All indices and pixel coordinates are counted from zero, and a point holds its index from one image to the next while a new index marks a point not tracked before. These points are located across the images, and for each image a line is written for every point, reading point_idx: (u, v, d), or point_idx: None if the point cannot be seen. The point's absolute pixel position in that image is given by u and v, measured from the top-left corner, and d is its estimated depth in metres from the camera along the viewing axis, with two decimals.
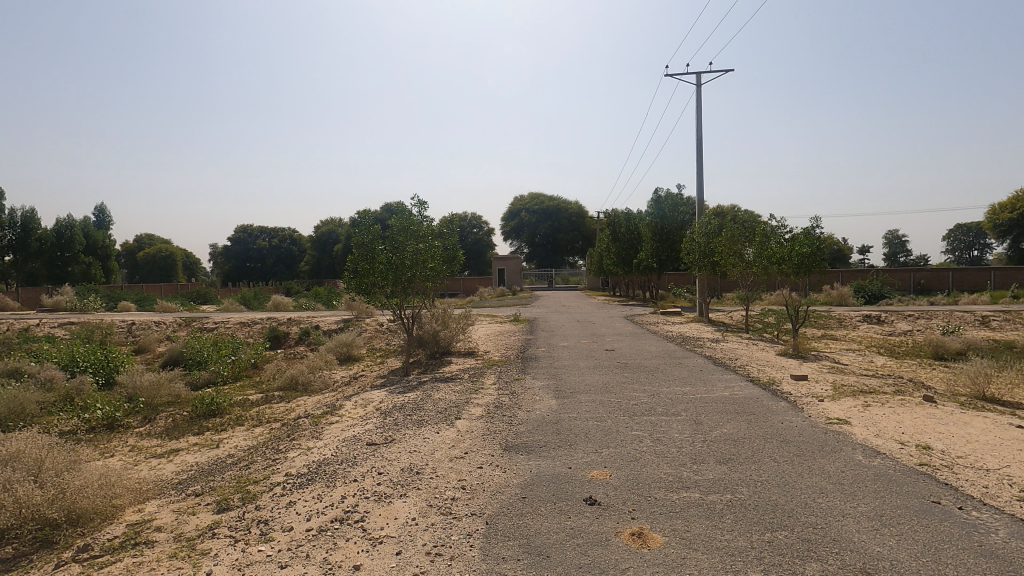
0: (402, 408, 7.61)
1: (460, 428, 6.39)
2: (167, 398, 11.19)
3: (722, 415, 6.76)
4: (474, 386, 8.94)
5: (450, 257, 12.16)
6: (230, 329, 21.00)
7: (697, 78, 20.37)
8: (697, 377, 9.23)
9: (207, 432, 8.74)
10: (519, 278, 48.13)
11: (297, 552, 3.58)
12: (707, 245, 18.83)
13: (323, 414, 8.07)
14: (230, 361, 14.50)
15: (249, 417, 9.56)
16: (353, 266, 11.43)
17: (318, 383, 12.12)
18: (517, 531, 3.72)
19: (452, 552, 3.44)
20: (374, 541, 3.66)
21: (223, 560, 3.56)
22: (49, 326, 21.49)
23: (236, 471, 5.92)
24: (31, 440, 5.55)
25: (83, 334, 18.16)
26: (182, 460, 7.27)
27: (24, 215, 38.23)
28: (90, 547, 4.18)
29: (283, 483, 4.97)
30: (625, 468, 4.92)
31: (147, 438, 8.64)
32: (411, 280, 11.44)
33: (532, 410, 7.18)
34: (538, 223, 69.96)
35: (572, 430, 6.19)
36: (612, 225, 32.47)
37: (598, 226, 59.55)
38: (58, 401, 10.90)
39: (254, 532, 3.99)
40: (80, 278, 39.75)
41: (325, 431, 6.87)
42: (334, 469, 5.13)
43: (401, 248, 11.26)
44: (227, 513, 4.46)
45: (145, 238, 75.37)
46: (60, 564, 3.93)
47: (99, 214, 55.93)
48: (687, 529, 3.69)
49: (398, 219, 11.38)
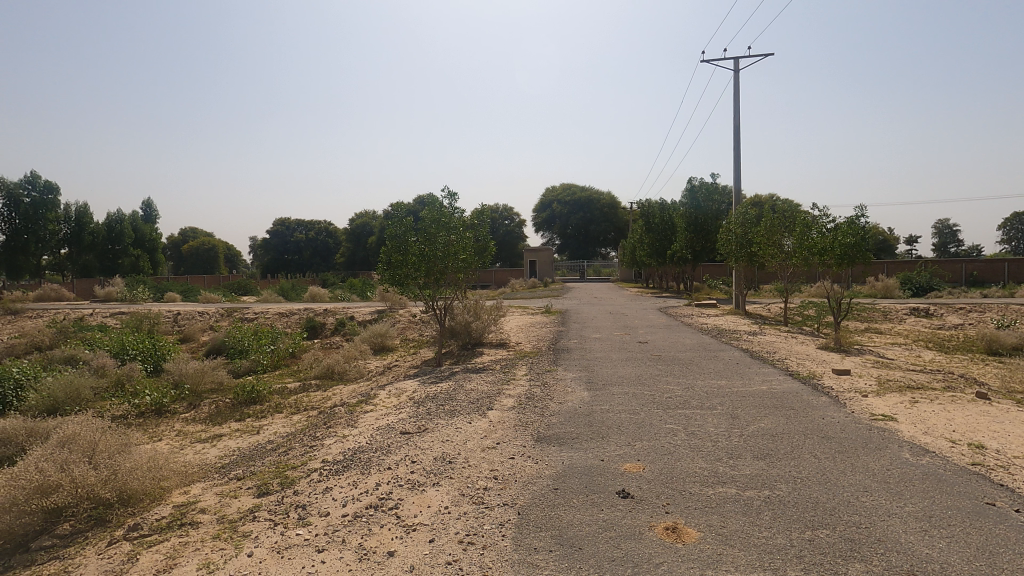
0: (435, 397, 7.69)
1: (493, 418, 6.42)
2: (211, 385, 11.69)
3: (760, 409, 6.62)
4: (506, 377, 8.99)
5: (482, 248, 12.23)
6: (269, 320, 21.69)
7: (737, 62, 19.78)
8: (733, 370, 9.05)
9: (248, 419, 9.05)
10: (551, 269, 47.75)
11: (334, 537, 3.65)
12: (745, 236, 18.33)
13: (358, 403, 8.21)
14: (270, 350, 14.98)
15: (287, 405, 9.85)
16: (386, 257, 11.57)
17: (354, 371, 12.41)
18: (550, 522, 3.72)
19: (484, 541, 3.46)
20: (409, 528, 3.72)
21: (264, 542, 3.67)
22: (102, 316, 22.54)
23: (276, 456, 6.10)
24: (85, 424, 5.88)
25: (133, 324, 19.00)
26: (224, 445, 7.54)
27: (79, 210, 39.68)
28: (139, 526, 4.37)
29: (320, 470, 5.08)
30: (659, 461, 4.85)
31: (192, 424, 9.01)
32: (443, 271, 11.51)
33: (564, 402, 7.15)
34: (569, 214, 69.30)
35: (605, 422, 6.15)
36: (646, 215, 31.97)
37: (632, 216, 58.48)
38: (111, 387, 11.47)
39: (293, 516, 4.10)
40: (130, 270, 41.66)
41: (360, 419, 7.00)
42: (369, 457, 5.22)
43: (433, 240, 11.34)
44: (267, 497, 4.60)
45: (188, 231, 78.43)
46: (113, 542, 4.14)
47: (147, 208, 57.91)
48: (723, 525, 3.62)
49: (429, 211, 11.44)
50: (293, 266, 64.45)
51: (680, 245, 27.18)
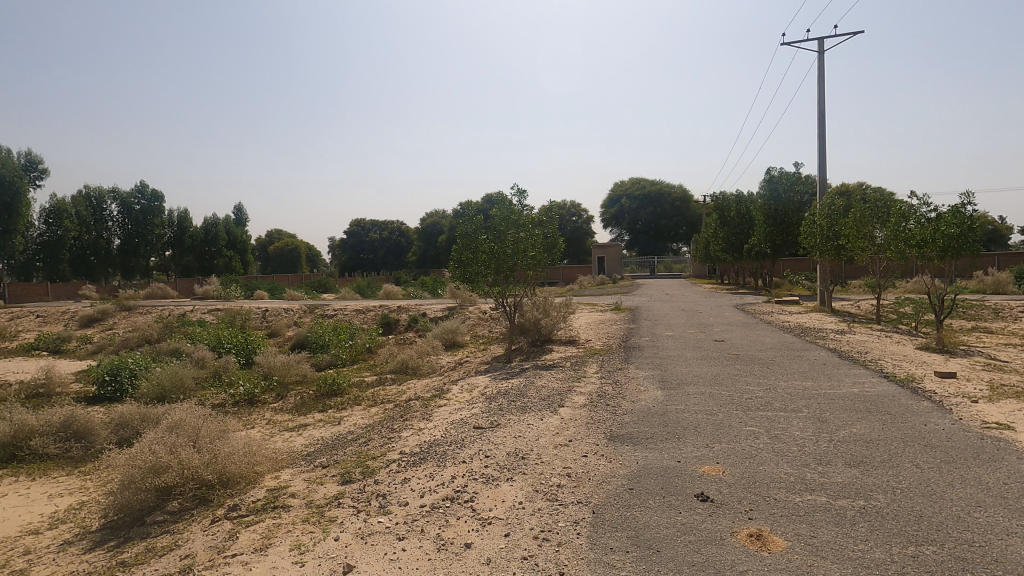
0: (506, 393, 7.77)
1: (564, 415, 6.40)
2: (296, 377, 12.44)
3: (851, 412, 6.19)
4: (577, 374, 8.93)
5: (551, 245, 12.14)
6: (348, 316, 22.76)
7: (821, 44, 18.60)
8: (820, 371, 8.51)
9: (330, 410, 9.56)
10: (620, 265, 46.91)
11: (414, 526, 3.78)
12: (831, 228, 17.17)
13: (432, 397, 8.44)
14: (349, 345, 15.72)
15: (365, 397, 10.30)
16: (457, 255, 11.82)
17: (426, 366, 12.76)
18: (625, 522, 3.66)
19: (559, 538, 3.46)
20: (484, 521, 3.78)
21: (349, 528, 3.85)
22: (201, 312, 24.55)
23: (357, 446, 6.38)
24: (190, 411, 6.42)
25: (227, 320, 20.56)
26: (309, 434, 8.00)
27: (180, 215, 43.31)
28: (238, 506, 4.72)
29: (398, 460, 5.28)
30: (740, 465, 4.65)
31: (280, 413, 9.63)
32: (512, 268, 11.59)
33: (637, 400, 7.00)
34: (638, 209, 67.80)
35: (680, 422, 5.96)
36: (721, 209, 30.71)
37: (705, 210, 56.25)
38: (210, 377, 12.47)
39: (374, 504, 4.28)
40: (224, 270, 45.06)
41: (435, 413, 7.20)
42: (444, 450, 5.36)
43: (502, 237, 11.45)
44: (350, 485, 4.83)
45: (274, 233, 83.69)
46: (216, 520, 4.50)
47: (238, 212, 62.37)
48: (814, 535, 3.41)
49: (499, 209, 11.57)
50: (369, 265, 67.18)
51: (758, 239, 25.89)
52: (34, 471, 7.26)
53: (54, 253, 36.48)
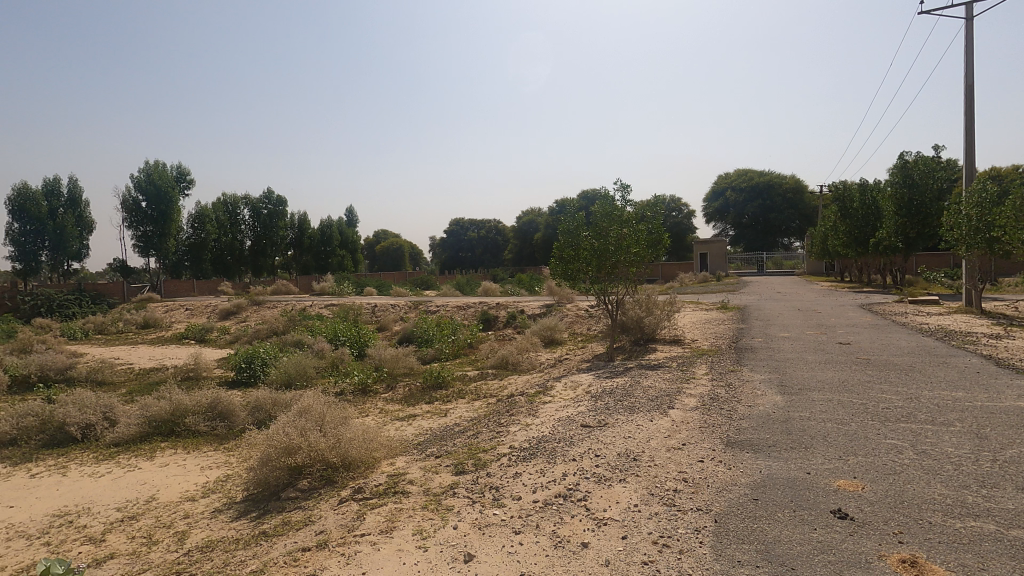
0: (612, 392, 7.62)
1: (675, 418, 6.14)
2: (404, 369, 13.10)
3: (1018, 429, 5.35)
4: (685, 375, 8.56)
5: (655, 242, 11.52)
6: (450, 312, 23.61)
7: (969, 10, 16.38)
8: (973, 380, 7.47)
9: (437, 402, 9.96)
10: (724, 262, 44.49)
11: (529, 520, 3.80)
12: (982, 218, 15.03)
13: (536, 393, 8.49)
14: (451, 340, 16.30)
15: (469, 391, 10.61)
16: (559, 253, 11.83)
17: (526, 363, 12.90)
18: (752, 535, 3.43)
19: (681, 546, 3.31)
20: (600, 521, 3.72)
21: (466, 518, 3.96)
22: (319, 307, 26.67)
23: (466, 438, 6.57)
24: (316, 398, 6.96)
25: (342, 315, 22.14)
26: (418, 424, 8.37)
27: (300, 218, 47.25)
28: (362, 488, 5.03)
29: (509, 455, 5.35)
30: (883, 481, 4.19)
31: (392, 403, 10.19)
32: (614, 265, 11.35)
33: (754, 405, 6.56)
34: (745, 202, 63.73)
35: (807, 431, 5.50)
36: (842, 200, 28.09)
37: (823, 201, 51.72)
38: (328, 367, 13.49)
39: (488, 496, 4.37)
40: (338, 268, 48.60)
41: (540, 409, 7.23)
42: (553, 446, 5.35)
43: (605, 233, 11.27)
44: (464, 476, 4.97)
45: (381, 233, 88.93)
46: (344, 500, 4.83)
47: (350, 214, 66.95)
48: (983, 568, 2.98)
49: (601, 205, 11.40)
50: (468, 263, 69.27)
51: (887, 232, 23.33)
52: (189, 445, 8.26)
53: (199, 254, 41.37)
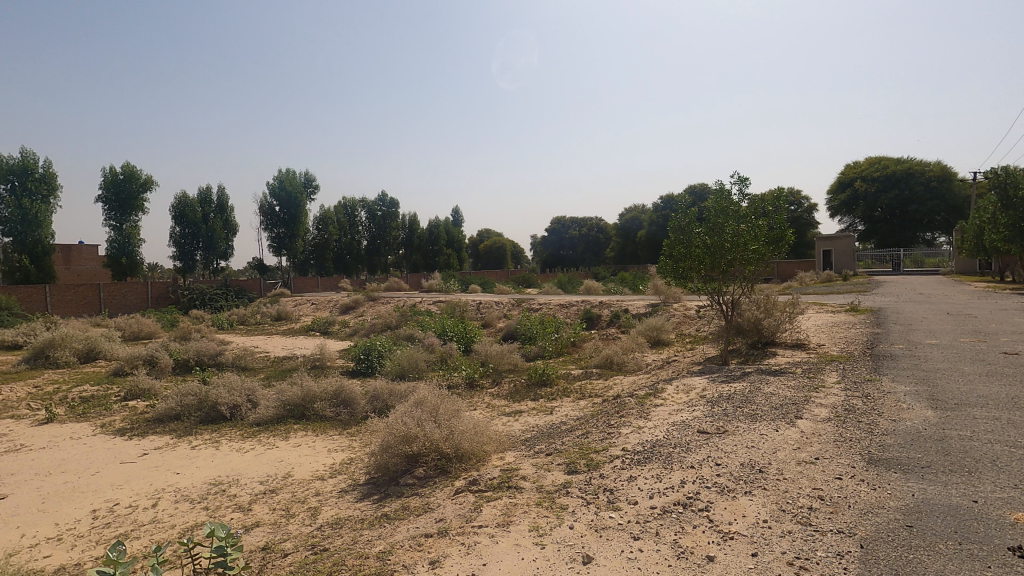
0: (730, 398, 7.17)
1: (805, 429, 5.64)
2: (508, 366, 13.31)
3: None
4: (813, 383, 7.83)
5: (778, 238, 10.72)
6: (552, 310, 23.65)
7: None
8: None
9: (542, 399, 9.99)
10: (852, 260, 40.31)
11: (647, 527, 3.68)
12: None
13: (646, 395, 8.21)
14: (554, 338, 16.31)
15: (574, 390, 10.53)
16: (669, 251, 11.41)
17: (632, 363, 12.55)
18: (908, 566, 3.04)
19: (822, 571, 3.02)
20: (725, 535, 3.50)
21: (581, 519, 3.92)
22: (427, 303, 27.92)
23: (575, 437, 6.51)
24: (431, 391, 7.26)
25: (449, 311, 22.99)
26: (525, 421, 8.44)
27: (411, 219, 49.74)
28: (476, 480, 5.16)
29: (622, 457, 5.22)
30: None
31: (498, 398, 10.38)
32: (729, 264, 10.69)
33: (900, 420, 5.85)
34: (878, 191, 57.11)
35: (970, 453, 4.79)
36: (1003, 187, 24.31)
37: (977, 190, 45.14)
38: (437, 361, 14.06)
39: (603, 498, 4.29)
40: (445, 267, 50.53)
41: (652, 412, 6.98)
42: (669, 452, 5.14)
43: (719, 230, 10.64)
44: (576, 476, 4.93)
45: (485, 232, 91.44)
46: (459, 490, 4.98)
47: (455, 214, 69.52)
48: None
49: (716, 200, 10.78)
50: (569, 261, 69.05)
51: None
52: (317, 428, 9.01)
53: (322, 253, 45.08)
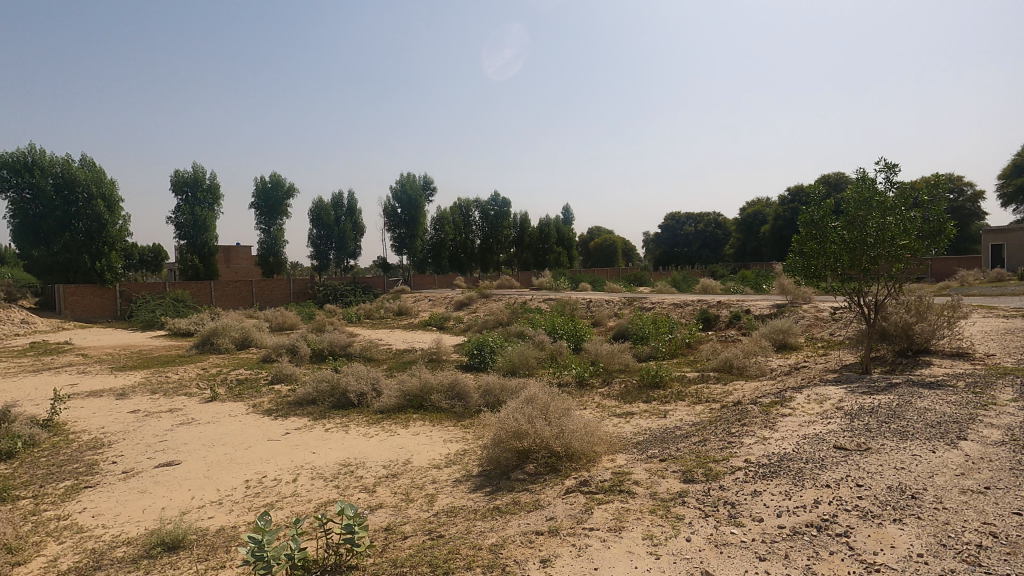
0: (872, 412, 6.40)
1: (970, 452, 4.86)
2: (619, 366, 13.03)
3: None
4: (981, 399, 6.74)
5: (936, 232, 9.29)
6: (665, 309, 22.77)
7: None
8: None
9: (655, 401, 9.65)
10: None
11: (774, 548, 3.39)
12: None
13: (771, 403, 7.59)
14: (667, 338, 15.68)
15: (689, 393, 10.05)
16: (800, 247, 10.46)
17: (754, 368, 11.71)
18: None
19: None
20: (869, 567, 3.12)
21: (699, 531, 3.71)
22: (538, 301, 28.20)
23: (692, 444, 6.19)
24: (541, 388, 7.30)
25: (559, 309, 23.02)
26: (637, 423, 8.20)
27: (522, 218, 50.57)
28: (587, 481, 5.10)
29: (744, 469, 4.87)
30: None
31: (608, 399, 10.19)
32: (872, 261, 9.51)
33: None
34: None
35: None
36: None
37: None
38: (547, 359, 14.14)
39: (723, 511, 4.03)
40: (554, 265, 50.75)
41: (779, 422, 6.43)
42: (799, 467, 4.70)
43: (860, 223, 9.52)
44: (694, 485, 4.67)
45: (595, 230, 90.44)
46: (570, 490, 4.95)
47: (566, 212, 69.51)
48: None
49: (857, 190, 9.66)
50: (683, 259, 65.82)
51: None
52: (434, 419, 9.47)
53: (438, 252, 47.42)
